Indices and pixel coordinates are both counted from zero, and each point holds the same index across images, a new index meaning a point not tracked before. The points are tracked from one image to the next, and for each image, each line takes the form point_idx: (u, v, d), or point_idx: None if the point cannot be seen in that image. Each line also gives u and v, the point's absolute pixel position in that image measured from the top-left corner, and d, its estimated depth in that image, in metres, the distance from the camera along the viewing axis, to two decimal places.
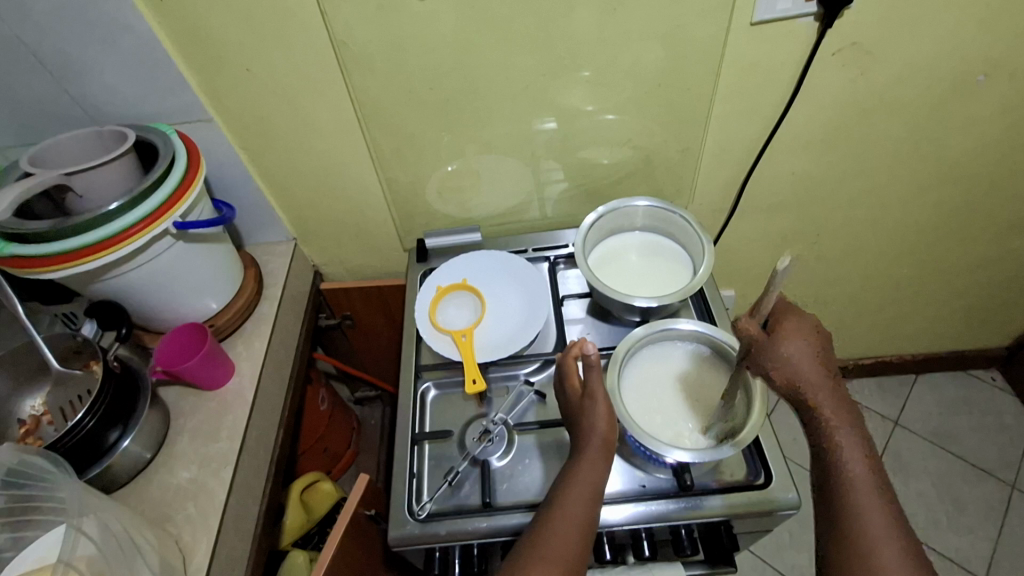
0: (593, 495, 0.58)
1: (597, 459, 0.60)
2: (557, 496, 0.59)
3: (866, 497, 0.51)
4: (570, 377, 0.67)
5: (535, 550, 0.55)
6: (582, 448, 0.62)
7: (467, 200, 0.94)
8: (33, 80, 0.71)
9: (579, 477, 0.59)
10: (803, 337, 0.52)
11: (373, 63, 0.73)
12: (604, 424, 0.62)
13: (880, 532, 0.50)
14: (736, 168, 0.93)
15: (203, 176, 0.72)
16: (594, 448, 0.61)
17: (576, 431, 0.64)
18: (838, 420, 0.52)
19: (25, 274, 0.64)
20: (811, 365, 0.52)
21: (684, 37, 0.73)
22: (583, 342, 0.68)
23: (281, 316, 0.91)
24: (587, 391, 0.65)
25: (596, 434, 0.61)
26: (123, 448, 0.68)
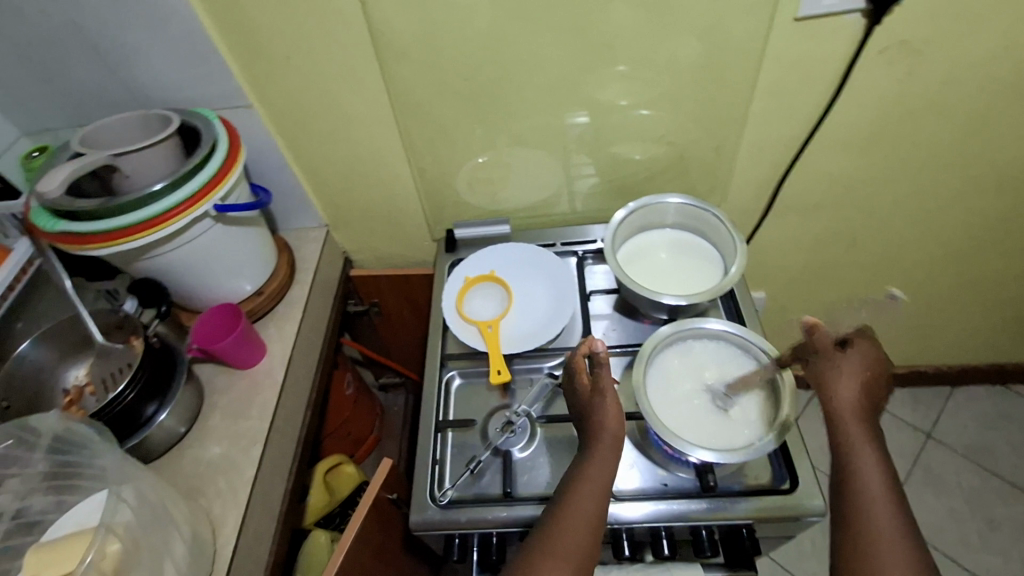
0: (603, 490, 0.59)
1: (607, 455, 0.61)
2: (568, 491, 0.59)
3: (878, 506, 0.52)
4: (580, 373, 0.67)
5: (547, 544, 0.55)
6: (593, 443, 0.62)
7: (497, 192, 0.94)
8: (85, 63, 0.74)
9: (590, 472, 0.59)
10: (859, 359, 0.58)
11: (409, 53, 0.73)
12: (615, 422, 0.62)
13: (890, 551, 0.49)
14: (774, 167, 0.90)
15: (241, 163, 0.73)
16: (605, 443, 0.61)
17: (587, 427, 0.64)
18: (863, 432, 0.56)
19: (74, 251, 0.66)
20: (855, 380, 0.57)
21: (723, 32, 0.72)
22: (592, 340, 0.66)
23: (312, 300, 0.93)
24: (598, 387, 0.64)
25: (606, 431, 0.62)
26: (159, 422, 0.71)
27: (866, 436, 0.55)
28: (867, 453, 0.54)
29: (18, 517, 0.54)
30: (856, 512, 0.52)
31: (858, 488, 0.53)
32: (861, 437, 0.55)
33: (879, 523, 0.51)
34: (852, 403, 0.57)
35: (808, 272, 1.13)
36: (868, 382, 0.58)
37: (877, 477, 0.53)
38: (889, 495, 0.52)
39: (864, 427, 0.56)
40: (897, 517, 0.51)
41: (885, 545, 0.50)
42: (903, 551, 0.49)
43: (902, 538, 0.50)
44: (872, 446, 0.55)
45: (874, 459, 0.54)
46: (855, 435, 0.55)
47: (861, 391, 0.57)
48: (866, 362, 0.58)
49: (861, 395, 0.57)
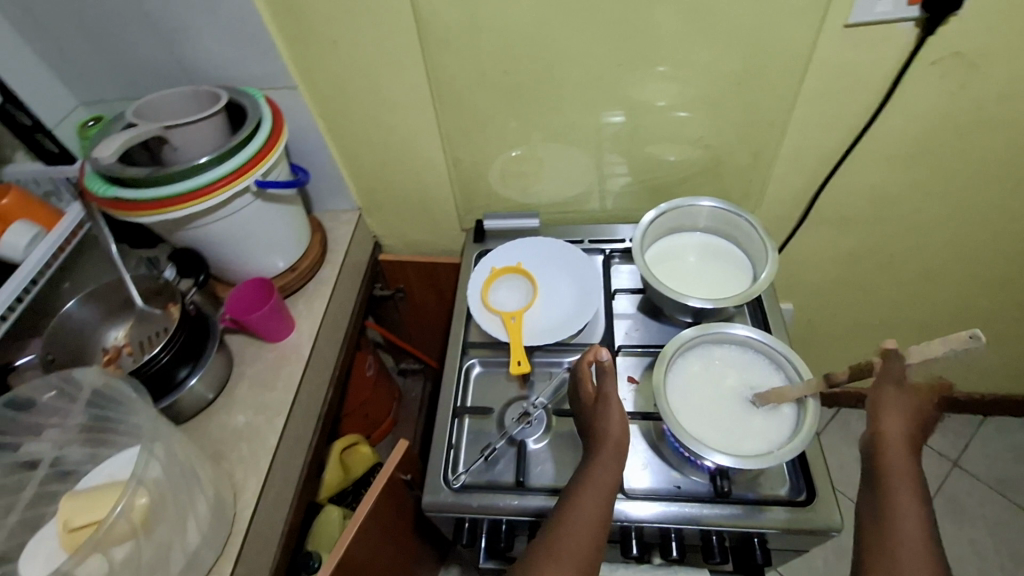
0: (606, 498, 0.59)
1: (610, 462, 0.60)
2: (572, 498, 0.59)
3: (910, 541, 0.50)
4: (585, 380, 0.67)
5: (549, 549, 0.56)
6: (596, 450, 0.62)
7: (529, 185, 0.95)
8: (143, 37, 0.77)
9: (593, 478, 0.60)
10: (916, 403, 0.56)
11: (453, 41, 0.74)
12: (618, 429, 0.62)
13: None
14: (812, 176, 0.89)
15: (284, 142, 0.75)
16: (608, 451, 0.61)
17: (591, 435, 0.64)
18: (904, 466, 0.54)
19: (122, 216, 0.69)
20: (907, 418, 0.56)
21: (770, 35, 0.71)
22: (599, 349, 0.64)
23: (341, 280, 0.95)
24: (602, 395, 0.64)
25: (609, 438, 0.62)
26: (190, 386, 0.73)
27: (907, 472, 0.54)
28: (907, 488, 0.53)
29: (55, 466, 0.61)
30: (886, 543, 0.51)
31: (892, 520, 0.51)
32: (903, 471, 0.54)
33: (914, 556, 0.49)
34: (898, 437, 0.55)
35: (840, 287, 1.10)
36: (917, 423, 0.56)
37: (914, 514, 0.52)
38: (922, 533, 0.51)
39: (907, 461, 0.54)
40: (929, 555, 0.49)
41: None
42: None
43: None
44: (911, 483, 0.53)
45: (913, 493, 0.53)
46: (896, 464, 0.54)
47: (911, 428, 0.56)
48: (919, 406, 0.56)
49: (909, 431, 0.55)
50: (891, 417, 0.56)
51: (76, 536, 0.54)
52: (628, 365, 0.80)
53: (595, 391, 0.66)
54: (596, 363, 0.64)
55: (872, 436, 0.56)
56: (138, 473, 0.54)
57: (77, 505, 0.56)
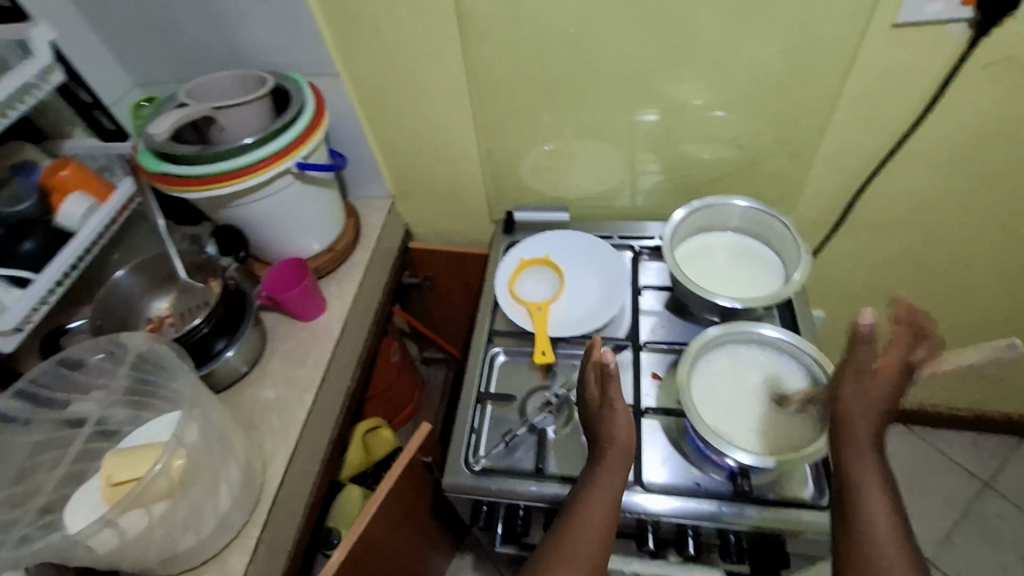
0: (613, 503, 0.59)
1: (617, 466, 0.61)
2: (580, 500, 0.59)
3: (875, 509, 0.52)
4: (589, 384, 0.66)
5: (558, 554, 0.55)
6: (602, 453, 0.62)
7: (560, 179, 0.96)
8: (197, 23, 0.81)
9: (601, 482, 0.60)
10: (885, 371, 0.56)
11: (494, 32, 0.75)
12: (625, 435, 0.62)
13: (887, 555, 0.49)
14: (850, 181, 0.87)
15: (324, 126, 0.78)
16: (615, 455, 0.61)
17: (596, 438, 0.64)
18: (864, 431, 0.55)
19: (170, 191, 0.73)
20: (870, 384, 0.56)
21: (813, 33, 0.70)
22: (603, 348, 0.65)
23: (372, 265, 0.97)
24: (607, 400, 0.64)
25: (616, 443, 0.62)
26: (225, 358, 0.76)
27: (868, 440, 0.55)
28: (869, 458, 0.54)
29: (100, 425, 0.65)
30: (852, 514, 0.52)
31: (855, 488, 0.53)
32: (864, 438, 0.55)
33: (878, 523, 0.51)
34: (856, 404, 0.56)
35: (873, 295, 1.08)
36: (886, 388, 0.56)
37: (876, 481, 0.53)
38: (886, 500, 0.52)
39: (868, 429, 0.55)
40: (892, 519, 0.51)
41: (881, 549, 0.50)
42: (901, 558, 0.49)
43: (898, 542, 0.50)
44: (872, 451, 0.55)
45: (874, 462, 0.54)
46: (855, 430, 0.55)
47: (875, 393, 0.56)
48: (886, 372, 0.56)
49: (871, 395, 0.56)
50: (850, 384, 0.57)
51: (120, 489, 0.57)
52: (652, 362, 0.80)
53: (599, 395, 0.65)
54: (601, 366, 0.64)
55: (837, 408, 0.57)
56: (176, 435, 0.57)
57: (119, 462, 0.58)
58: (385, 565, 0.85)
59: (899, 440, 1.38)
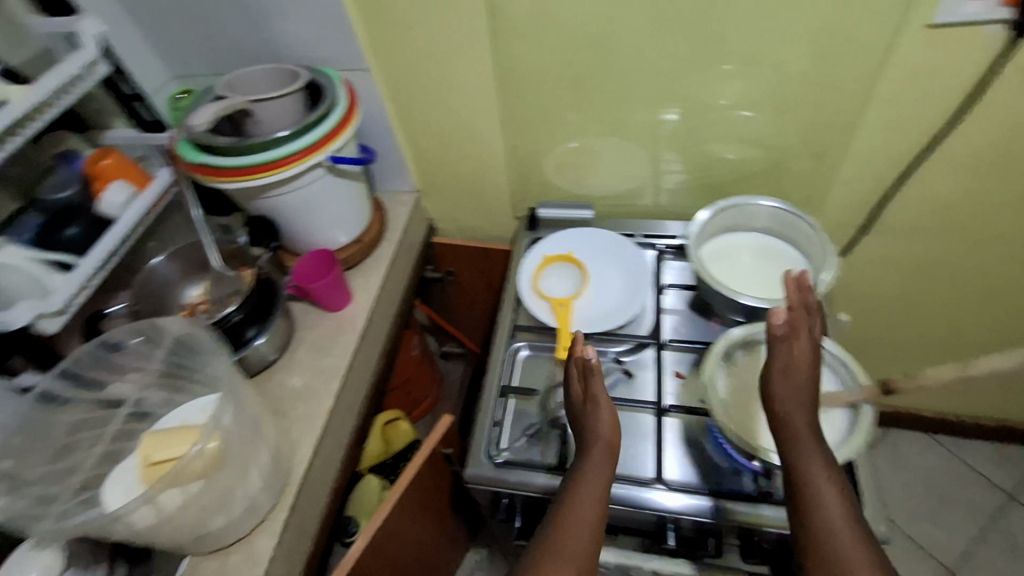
0: (602, 495, 0.58)
1: (603, 460, 0.61)
2: (567, 498, 0.58)
3: (828, 501, 0.51)
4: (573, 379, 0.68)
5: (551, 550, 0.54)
6: (588, 449, 0.62)
7: (584, 176, 0.96)
8: (234, 17, 0.82)
9: (586, 479, 0.59)
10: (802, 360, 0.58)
11: (523, 29, 0.76)
12: (609, 429, 0.62)
13: (844, 547, 0.49)
14: (879, 183, 0.86)
15: (356, 121, 0.79)
16: (599, 450, 0.61)
17: (581, 435, 0.64)
18: (803, 423, 0.55)
19: (205, 181, 0.75)
20: (798, 374, 0.57)
21: (845, 33, 0.70)
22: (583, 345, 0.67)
23: (396, 258, 0.98)
24: (589, 395, 0.65)
25: (600, 437, 0.62)
26: (255, 345, 0.77)
27: (810, 432, 0.55)
28: (813, 450, 0.54)
29: (136, 406, 0.67)
30: (804, 507, 0.52)
31: (804, 482, 0.53)
32: (806, 430, 0.55)
33: (831, 516, 0.51)
34: (792, 395, 0.57)
35: (899, 300, 1.06)
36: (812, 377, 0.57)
37: (824, 474, 0.53)
38: (836, 492, 0.52)
39: (807, 421, 0.55)
40: (845, 511, 0.51)
41: (838, 541, 0.49)
42: (860, 550, 0.49)
43: (854, 534, 0.50)
44: (816, 443, 0.54)
45: (819, 454, 0.54)
46: (795, 422, 0.55)
47: (805, 384, 0.57)
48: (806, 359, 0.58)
49: (802, 384, 0.57)
50: (778, 375, 0.58)
51: (156, 468, 0.60)
52: (674, 360, 0.80)
53: (582, 390, 0.66)
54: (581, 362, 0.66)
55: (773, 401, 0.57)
56: (213, 419, 0.59)
57: (155, 443, 0.61)
58: (404, 555, 0.86)
59: (922, 449, 1.36)
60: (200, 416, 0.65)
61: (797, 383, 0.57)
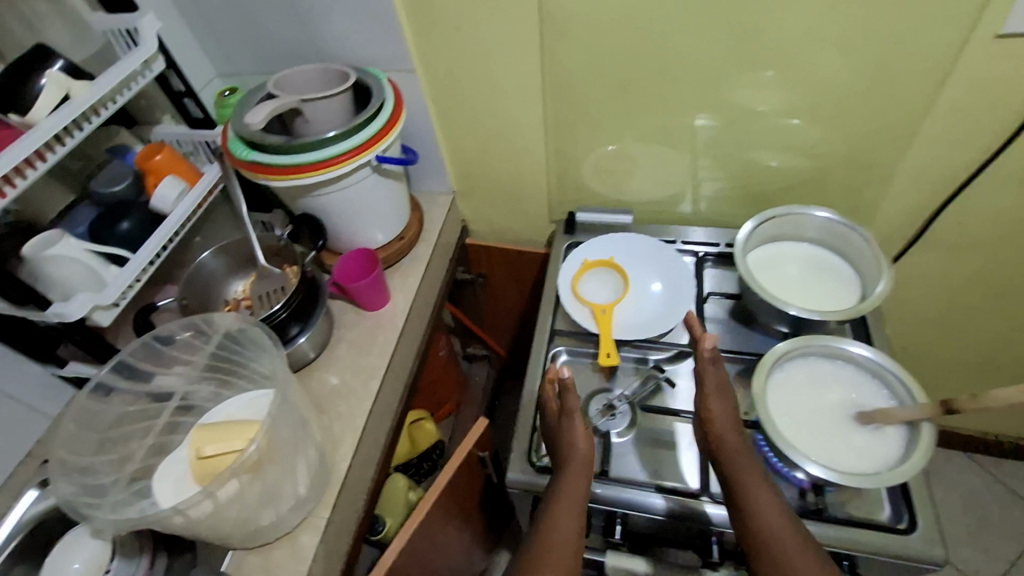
0: (581, 507, 0.59)
1: (582, 476, 0.61)
2: (547, 512, 0.59)
3: (768, 509, 0.56)
4: (548, 396, 0.69)
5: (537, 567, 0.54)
6: (564, 465, 0.63)
7: (624, 182, 0.95)
8: (284, 17, 0.83)
9: (566, 493, 0.60)
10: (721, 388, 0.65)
11: (574, 32, 0.76)
12: (585, 443, 0.64)
13: (789, 548, 0.53)
14: (931, 196, 0.84)
15: (402, 121, 0.79)
16: (576, 464, 0.62)
17: (557, 450, 0.66)
18: (734, 440, 0.62)
19: (255, 178, 0.75)
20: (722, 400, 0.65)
21: (905, 42, 0.68)
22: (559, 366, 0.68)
23: (433, 259, 0.98)
24: (565, 409, 0.66)
25: (577, 451, 0.63)
26: (299, 343, 0.78)
27: (742, 449, 0.61)
28: (749, 465, 0.59)
29: (185, 399, 0.68)
30: (748, 515, 0.56)
31: (745, 494, 0.58)
32: (737, 447, 0.61)
33: (773, 522, 0.55)
34: (722, 417, 0.64)
35: (942, 317, 1.04)
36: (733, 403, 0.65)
37: (762, 486, 0.58)
38: (775, 502, 0.57)
39: (737, 440, 0.62)
40: (785, 518, 0.55)
41: (782, 543, 0.53)
42: (803, 552, 0.53)
43: (796, 538, 0.54)
44: (750, 459, 0.60)
45: (753, 468, 0.59)
46: (727, 440, 0.62)
47: (729, 408, 0.65)
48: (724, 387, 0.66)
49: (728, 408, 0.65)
50: (710, 399, 0.65)
51: (206, 463, 0.60)
52: None
53: (558, 406, 0.68)
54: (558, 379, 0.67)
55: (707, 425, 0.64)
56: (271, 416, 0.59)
57: (206, 437, 0.62)
58: (436, 557, 0.87)
59: (954, 467, 1.33)
60: (250, 411, 0.65)
61: (723, 406, 0.65)
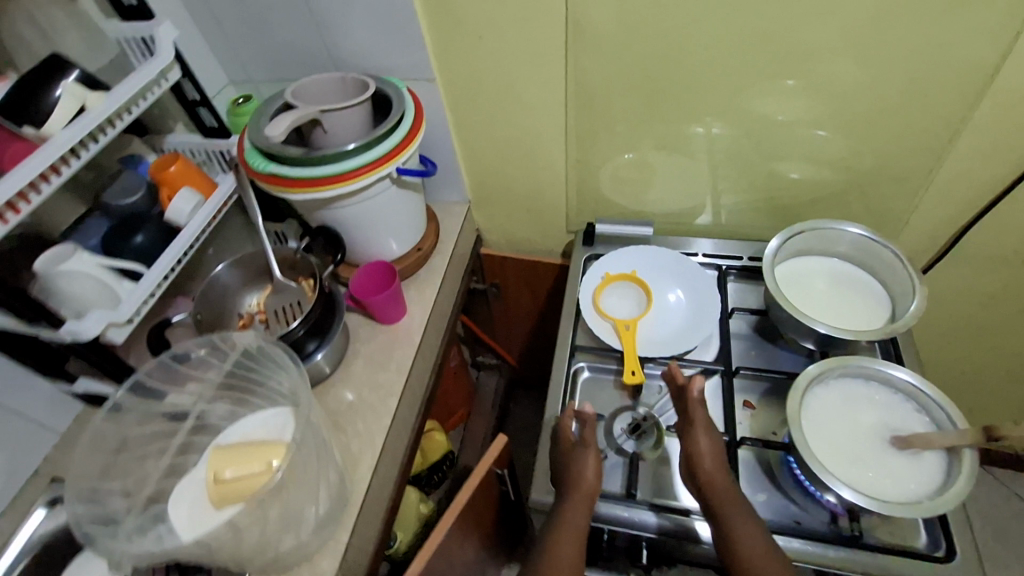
0: (579, 540, 0.60)
1: (581, 507, 0.63)
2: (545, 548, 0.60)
3: (754, 551, 0.55)
4: (564, 429, 0.71)
5: None
6: (569, 496, 0.64)
7: (645, 193, 0.94)
8: (301, 24, 0.81)
9: (563, 528, 0.61)
10: (704, 425, 0.65)
11: (601, 42, 0.74)
12: (593, 475, 0.64)
13: None
14: (960, 211, 0.83)
15: (423, 132, 0.77)
16: (581, 494, 0.63)
17: (564, 478, 0.66)
18: (719, 478, 0.61)
19: (272, 191, 0.73)
20: (707, 437, 0.64)
21: (942, 56, 0.67)
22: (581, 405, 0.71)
23: (449, 271, 0.96)
24: (582, 441, 0.68)
25: (584, 482, 0.64)
26: (315, 360, 0.76)
27: (728, 488, 0.60)
28: (735, 506, 0.59)
29: (201, 419, 0.65)
30: (733, 558, 0.56)
31: (730, 536, 0.57)
32: (723, 485, 0.61)
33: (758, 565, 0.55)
34: (706, 455, 0.63)
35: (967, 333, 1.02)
36: (717, 439, 0.64)
37: (748, 526, 0.57)
38: (761, 543, 0.56)
39: (722, 478, 0.61)
40: (772, 561, 0.55)
41: None
42: None
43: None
44: (735, 498, 0.59)
45: (739, 507, 0.59)
46: (712, 479, 0.61)
47: (715, 445, 0.64)
48: (709, 423, 0.65)
49: (714, 444, 0.64)
50: (694, 437, 0.64)
51: (223, 487, 0.58)
52: (743, 388, 0.78)
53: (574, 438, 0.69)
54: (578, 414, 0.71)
55: (692, 461, 0.63)
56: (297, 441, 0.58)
57: (224, 459, 0.60)
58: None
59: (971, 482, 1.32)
60: (267, 429, 0.63)
61: (708, 443, 0.64)
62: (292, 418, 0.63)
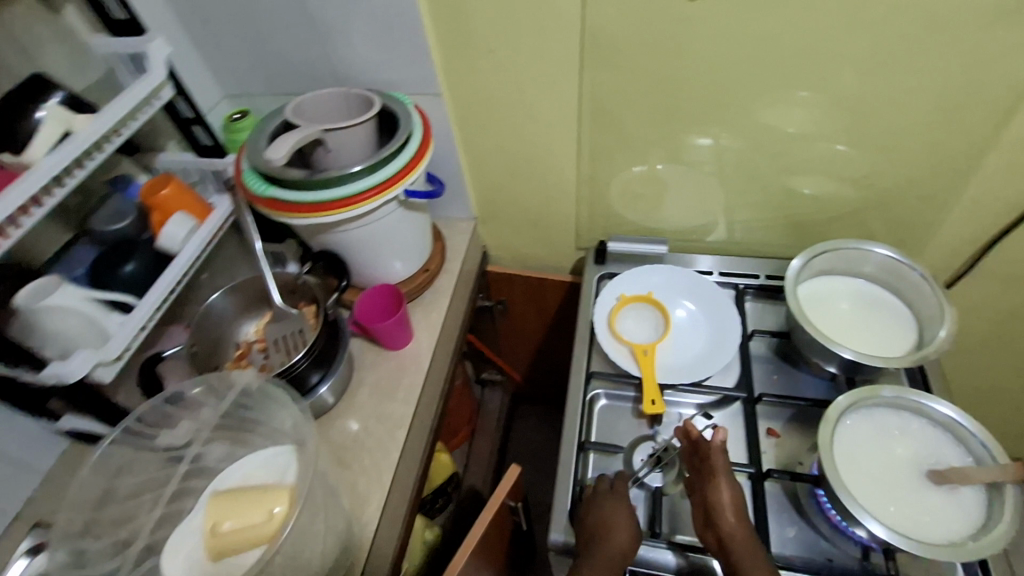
0: None
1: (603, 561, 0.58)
2: None
3: None
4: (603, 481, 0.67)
5: None
6: (588, 550, 0.60)
7: (659, 209, 0.91)
8: (303, 38, 0.77)
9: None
10: (723, 475, 0.61)
11: (618, 57, 0.71)
12: (625, 536, 0.61)
13: None
14: (986, 231, 0.80)
15: (431, 152, 0.73)
16: (612, 551, 0.59)
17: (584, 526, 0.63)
18: (739, 532, 0.57)
19: (272, 215, 0.69)
20: (726, 488, 0.60)
21: (974, 74, 0.64)
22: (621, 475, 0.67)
23: (456, 291, 0.92)
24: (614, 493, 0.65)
25: (615, 541, 0.60)
26: (320, 393, 0.72)
27: (748, 542, 0.57)
28: (755, 562, 0.55)
29: (196, 462, 0.61)
30: None
31: None
32: (743, 539, 0.57)
33: None
34: (725, 506, 0.59)
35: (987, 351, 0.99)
36: (737, 490, 0.61)
37: None
38: None
39: (742, 532, 0.57)
40: None
41: None
42: None
43: None
44: (755, 553, 0.56)
45: (759, 564, 0.55)
46: (732, 532, 0.57)
47: (735, 496, 0.60)
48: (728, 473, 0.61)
49: (733, 495, 0.60)
50: (713, 487, 0.61)
51: (221, 539, 0.54)
52: (767, 415, 0.74)
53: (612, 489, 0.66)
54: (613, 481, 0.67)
55: (710, 513, 0.60)
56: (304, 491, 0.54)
57: (224, 508, 0.55)
58: None
59: None
60: (269, 471, 0.59)
61: (727, 494, 0.60)
62: (294, 459, 0.58)
